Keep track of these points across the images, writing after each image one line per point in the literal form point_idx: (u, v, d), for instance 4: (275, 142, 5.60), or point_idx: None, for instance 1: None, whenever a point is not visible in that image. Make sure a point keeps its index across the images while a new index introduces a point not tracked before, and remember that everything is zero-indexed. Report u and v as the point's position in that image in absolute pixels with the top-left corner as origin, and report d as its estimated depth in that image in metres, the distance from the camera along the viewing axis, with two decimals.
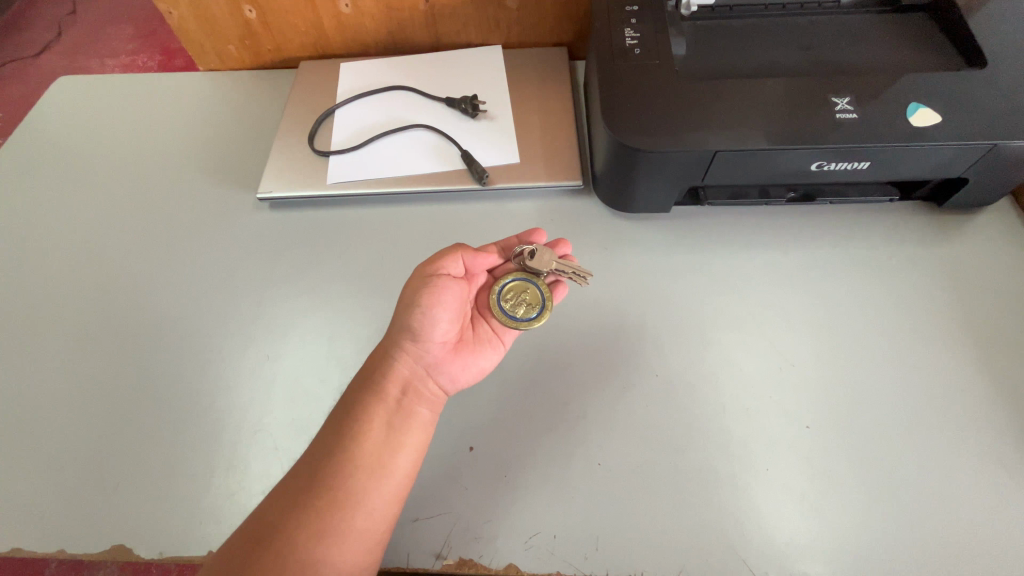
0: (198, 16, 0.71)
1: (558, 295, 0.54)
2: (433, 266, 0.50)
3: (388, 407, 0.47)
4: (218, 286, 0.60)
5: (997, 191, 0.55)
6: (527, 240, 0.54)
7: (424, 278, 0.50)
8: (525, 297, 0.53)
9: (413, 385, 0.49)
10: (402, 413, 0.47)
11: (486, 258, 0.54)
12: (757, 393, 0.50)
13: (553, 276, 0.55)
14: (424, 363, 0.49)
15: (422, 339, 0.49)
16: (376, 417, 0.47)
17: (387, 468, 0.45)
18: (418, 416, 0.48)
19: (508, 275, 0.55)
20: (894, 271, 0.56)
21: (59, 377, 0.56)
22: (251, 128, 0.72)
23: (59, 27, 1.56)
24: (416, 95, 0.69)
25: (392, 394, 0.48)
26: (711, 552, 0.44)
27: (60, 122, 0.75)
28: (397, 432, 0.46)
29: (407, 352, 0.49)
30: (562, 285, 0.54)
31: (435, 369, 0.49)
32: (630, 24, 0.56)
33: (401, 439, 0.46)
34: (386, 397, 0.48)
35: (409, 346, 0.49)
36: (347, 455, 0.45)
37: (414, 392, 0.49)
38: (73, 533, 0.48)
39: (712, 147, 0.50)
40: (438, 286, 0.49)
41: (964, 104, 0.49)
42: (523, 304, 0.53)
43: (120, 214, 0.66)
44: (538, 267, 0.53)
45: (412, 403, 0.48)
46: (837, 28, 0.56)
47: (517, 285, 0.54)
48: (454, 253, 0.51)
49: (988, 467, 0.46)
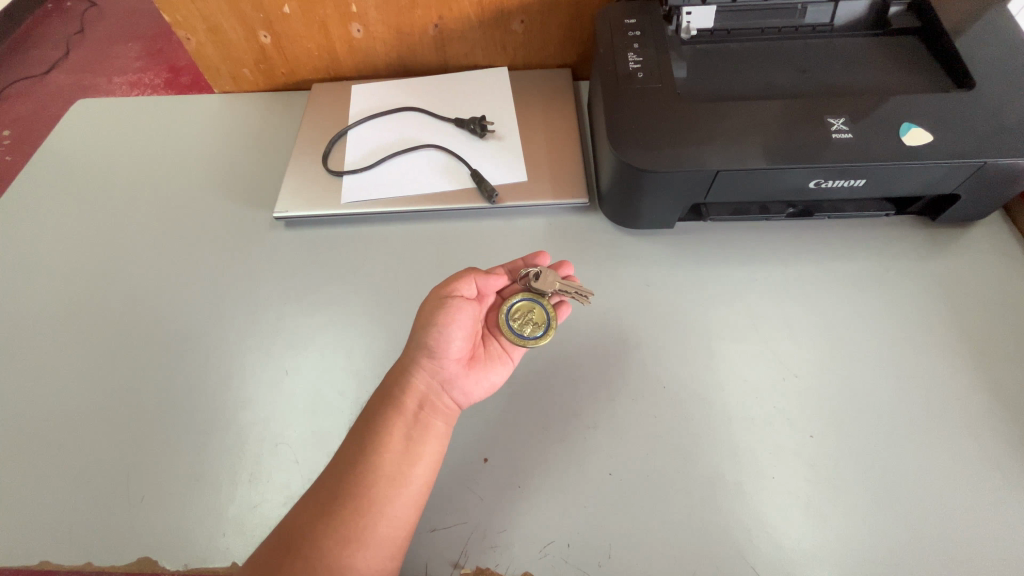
0: (215, 41, 0.74)
1: (563, 314, 0.56)
2: (448, 287, 0.52)
3: (406, 419, 0.49)
4: (237, 303, 0.62)
5: (989, 206, 0.57)
6: (533, 263, 0.56)
7: (441, 298, 0.52)
8: (530, 317, 0.55)
9: (429, 399, 0.50)
10: (420, 426, 0.49)
11: (496, 279, 0.56)
12: (763, 402, 0.52)
13: (557, 296, 0.56)
14: (440, 378, 0.51)
15: (439, 355, 0.51)
16: (395, 429, 0.48)
17: (406, 478, 0.46)
18: (435, 429, 0.49)
19: (516, 295, 0.56)
20: (891, 283, 0.58)
21: (84, 392, 0.58)
22: (265, 148, 0.75)
23: (67, 46, 1.59)
24: (426, 117, 0.71)
25: (409, 407, 0.49)
26: (721, 557, 0.45)
27: (81, 145, 0.77)
28: (415, 444, 0.48)
29: (424, 367, 0.51)
30: (565, 305, 0.56)
31: (450, 383, 0.51)
32: (633, 49, 0.58)
33: (419, 451, 0.48)
34: (404, 410, 0.49)
35: (426, 362, 0.51)
36: (368, 465, 0.46)
37: (431, 406, 0.50)
38: (101, 543, 0.50)
39: (715, 165, 0.52)
40: (454, 305, 0.51)
41: (954, 124, 0.51)
42: (529, 322, 0.55)
43: (140, 233, 0.68)
44: (543, 288, 0.55)
45: (429, 416, 0.50)
46: (831, 51, 0.59)
47: (524, 304, 0.56)
48: (468, 275, 0.53)
49: (986, 473, 0.47)
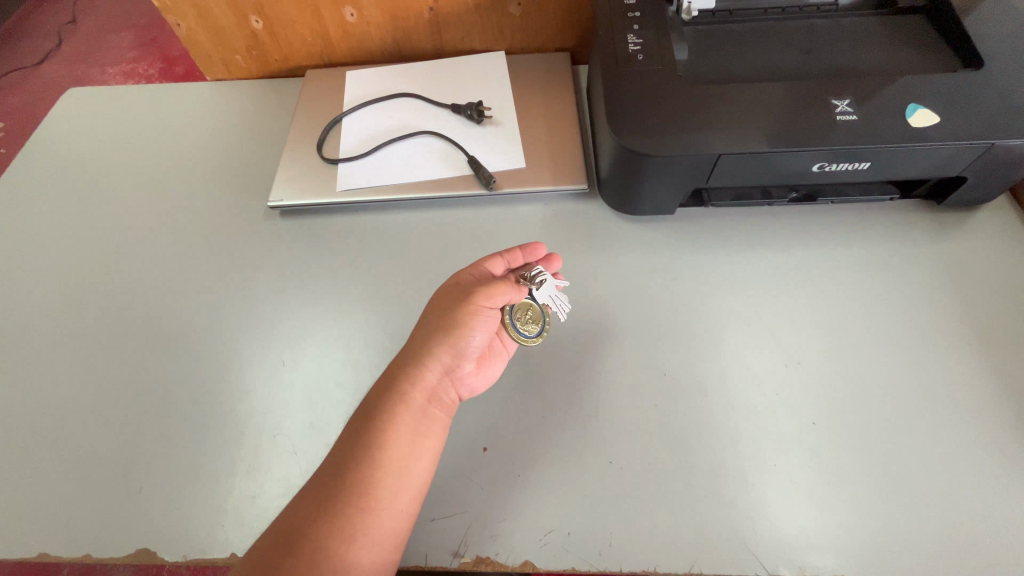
0: (206, 28, 0.72)
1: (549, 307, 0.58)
2: (485, 290, 0.50)
3: (414, 413, 0.48)
4: (232, 293, 0.61)
5: (997, 189, 0.56)
6: (529, 255, 0.55)
7: (477, 301, 0.50)
8: (526, 315, 0.55)
9: (436, 393, 0.50)
10: (426, 418, 0.48)
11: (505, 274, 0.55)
12: (764, 390, 0.51)
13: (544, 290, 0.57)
14: (452, 375, 0.50)
15: (458, 353, 0.50)
16: (403, 423, 0.47)
17: (409, 471, 0.46)
18: (439, 422, 0.49)
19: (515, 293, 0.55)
20: (896, 268, 0.57)
21: (79, 386, 0.57)
22: (260, 136, 0.74)
23: (59, 36, 1.57)
24: (422, 102, 0.70)
25: (417, 401, 0.48)
26: (723, 545, 0.45)
27: (72, 135, 0.76)
28: (421, 438, 0.47)
29: (439, 363, 0.50)
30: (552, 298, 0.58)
31: (460, 380, 0.51)
32: (632, 30, 0.57)
33: (423, 444, 0.47)
34: (412, 403, 0.48)
35: (444, 358, 0.50)
36: (372, 459, 0.45)
37: (437, 399, 0.49)
38: (99, 536, 0.50)
39: (717, 149, 0.51)
40: (485, 311, 0.51)
41: (962, 105, 0.50)
42: (528, 321, 0.55)
43: (133, 224, 0.67)
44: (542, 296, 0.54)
45: (435, 409, 0.49)
46: (836, 31, 0.57)
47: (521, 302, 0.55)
48: (505, 287, 0.51)
49: (992, 459, 0.47)
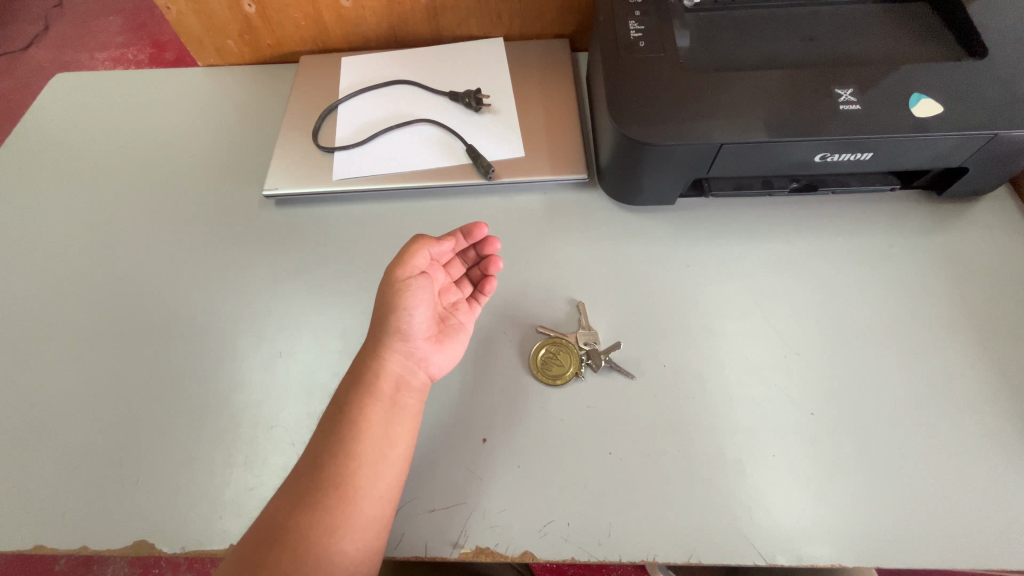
0: (197, 12, 0.70)
1: (490, 288, 0.56)
2: (403, 263, 0.50)
3: (385, 404, 0.48)
4: (227, 284, 0.60)
5: (998, 180, 0.55)
6: (470, 233, 0.55)
7: (398, 276, 0.50)
8: (557, 364, 0.53)
9: (405, 380, 0.49)
10: (397, 408, 0.48)
11: (445, 247, 0.54)
12: (764, 380, 0.51)
13: (483, 274, 0.57)
14: (414, 358, 0.50)
15: (407, 335, 0.50)
16: (376, 414, 0.47)
17: (389, 459, 0.46)
18: (412, 409, 0.49)
19: (560, 351, 0.53)
20: (895, 259, 0.57)
21: (72, 378, 0.56)
22: (254, 124, 0.72)
23: (46, 20, 1.53)
24: (419, 90, 0.69)
25: (385, 391, 0.48)
26: (721, 535, 0.45)
27: (60, 122, 0.74)
28: (395, 427, 0.47)
29: (396, 350, 0.50)
30: (491, 280, 0.56)
31: (422, 361, 0.50)
32: (634, 16, 0.56)
33: (398, 432, 0.47)
34: (381, 395, 0.48)
35: (397, 345, 0.50)
36: (351, 451, 0.45)
37: (407, 387, 0.49)
38: (96, 527, 0.49)
39: (717, 139, 0.50)
40: (412, 280, 0.50)
41: (966, 95, 0.49)
42: (552, 364, 0.53)
43: (125, 213, 0.66)
44: (577, 340, 0.53)
45: (406, 398, 0.49)
46: (839, 19, 0.56)
47: (552, 352, 0.53)
48: (421, 243, 0.51)
49: (987, 449, 0.47)
